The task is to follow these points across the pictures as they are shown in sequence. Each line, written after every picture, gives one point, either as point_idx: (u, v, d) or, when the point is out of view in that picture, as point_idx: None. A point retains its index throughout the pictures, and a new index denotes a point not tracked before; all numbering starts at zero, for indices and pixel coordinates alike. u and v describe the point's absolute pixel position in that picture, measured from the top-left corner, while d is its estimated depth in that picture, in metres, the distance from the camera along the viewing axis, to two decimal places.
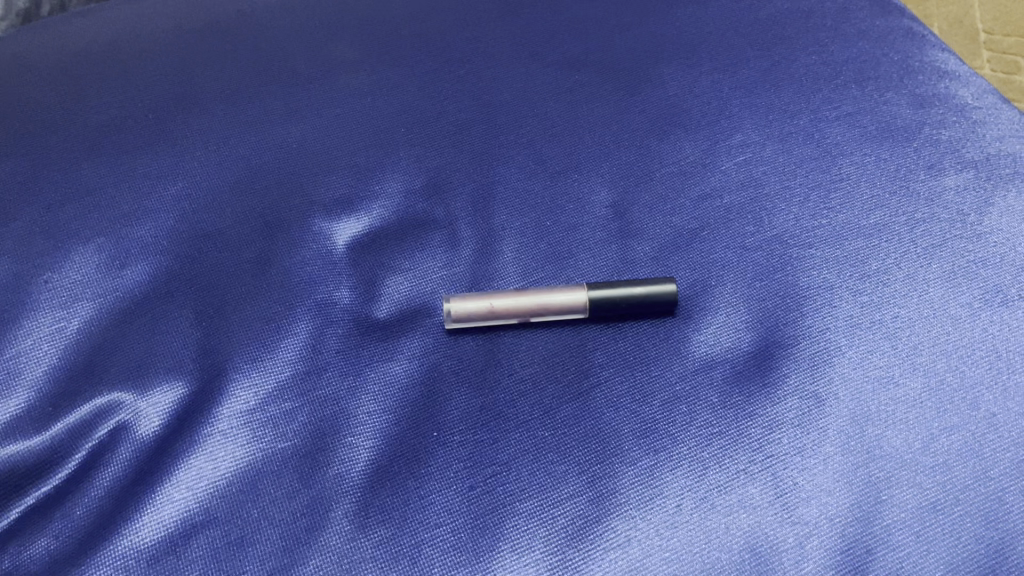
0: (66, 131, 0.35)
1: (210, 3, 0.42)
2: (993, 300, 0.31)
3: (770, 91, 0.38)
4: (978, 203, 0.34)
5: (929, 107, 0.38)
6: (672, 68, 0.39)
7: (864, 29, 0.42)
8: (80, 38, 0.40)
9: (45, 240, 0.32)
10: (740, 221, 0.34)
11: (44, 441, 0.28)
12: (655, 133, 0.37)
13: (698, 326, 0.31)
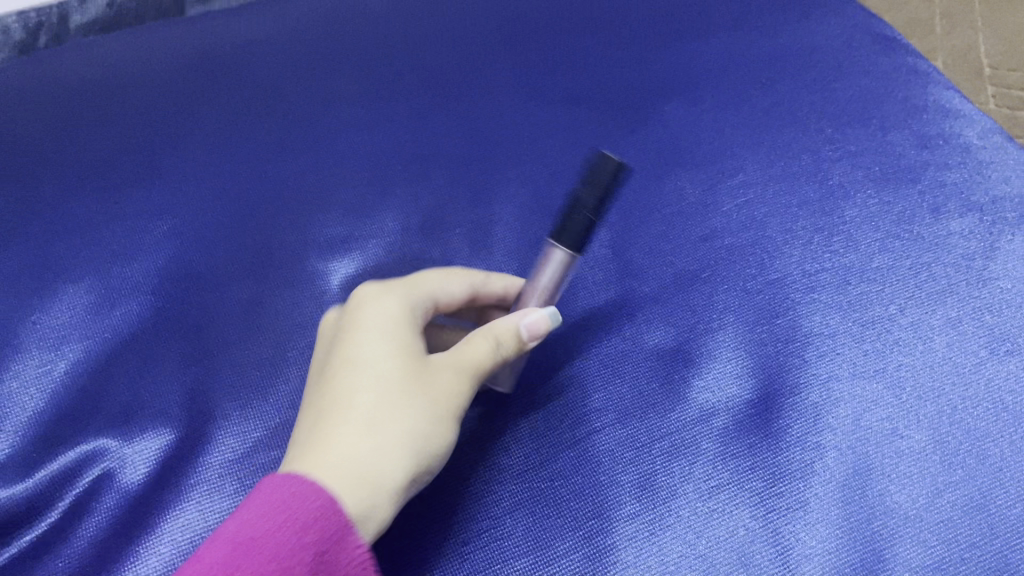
0: (57, 168, 0.35)
1: (209, 37, 0.42)
2: (1000, 348, 0.31)
3: (772, 130, 0.38)
4: (984, 247, 0.34)
5: (933, 149, 0.38)
6: (672, 107, 0.39)
7: (867, 67, 0.41)
8: (76, 71, 0.40)
9: (35, 280, 0.31)
10: (741, 264, 0.33)
11: (28, 488, 0.27)
12: (654, 173, 0.36)
13: (699, 369, 0.30)
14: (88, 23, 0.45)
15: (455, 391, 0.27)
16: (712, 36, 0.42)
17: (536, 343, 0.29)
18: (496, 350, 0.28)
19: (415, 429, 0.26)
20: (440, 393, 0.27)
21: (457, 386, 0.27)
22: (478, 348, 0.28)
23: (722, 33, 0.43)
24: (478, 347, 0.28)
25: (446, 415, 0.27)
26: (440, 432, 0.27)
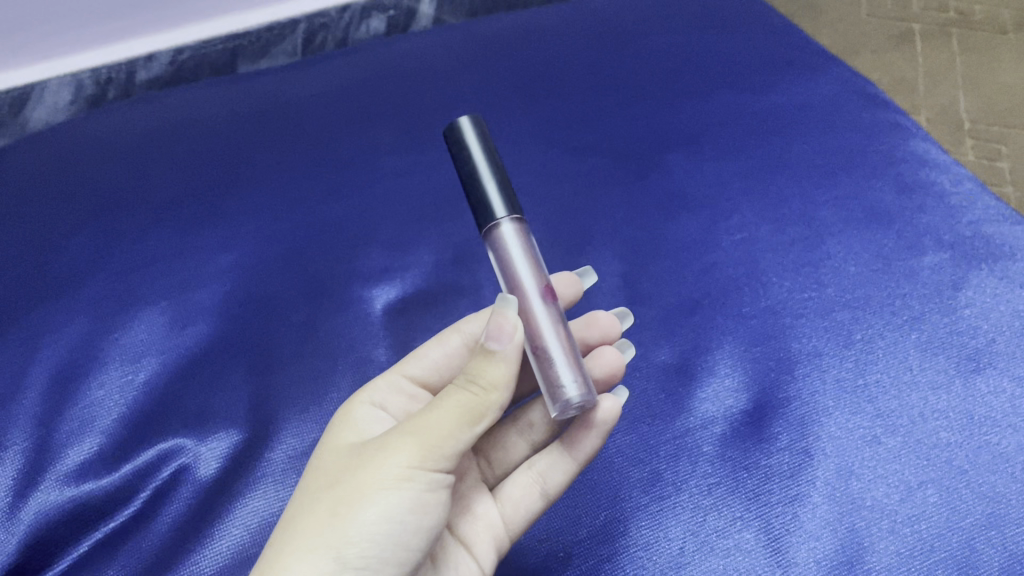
0: (132, 206, 0.40)
1: (263, 93, 0.47)
2: (967, 367, 0.35)
3: (766, 177, 0.42)
4: (954, 280, 0.38)
5: (910, 194, 0.42)
6: (676, 156, 0.43)
7: (853, 122, 0.46)
8: (145, 121, 0.45)
9: (117, 302, 0.36)
10: (738, 293, 0.37)
11: (115, 480, 0.31)
12: (661, 213, 0.41)
13: (701, 384, 0.34)
14: (153, 78, 0.52)
15: (398, 455, 0.26)
16: (712, 94, 0.47)
17: (512, 347, 0.26)
18: (470, 389, 0.26)
19: (348, 513, 0.25)
20: (423, 448, 0.25)
21: (401, 446, 0.26)
22: (452, 395, 0.26)
23: (721, 92, 0.48)
24: (453, 393, 0.26)
25: (391, 485, 0.25)
26: (384, 503, 0.25)
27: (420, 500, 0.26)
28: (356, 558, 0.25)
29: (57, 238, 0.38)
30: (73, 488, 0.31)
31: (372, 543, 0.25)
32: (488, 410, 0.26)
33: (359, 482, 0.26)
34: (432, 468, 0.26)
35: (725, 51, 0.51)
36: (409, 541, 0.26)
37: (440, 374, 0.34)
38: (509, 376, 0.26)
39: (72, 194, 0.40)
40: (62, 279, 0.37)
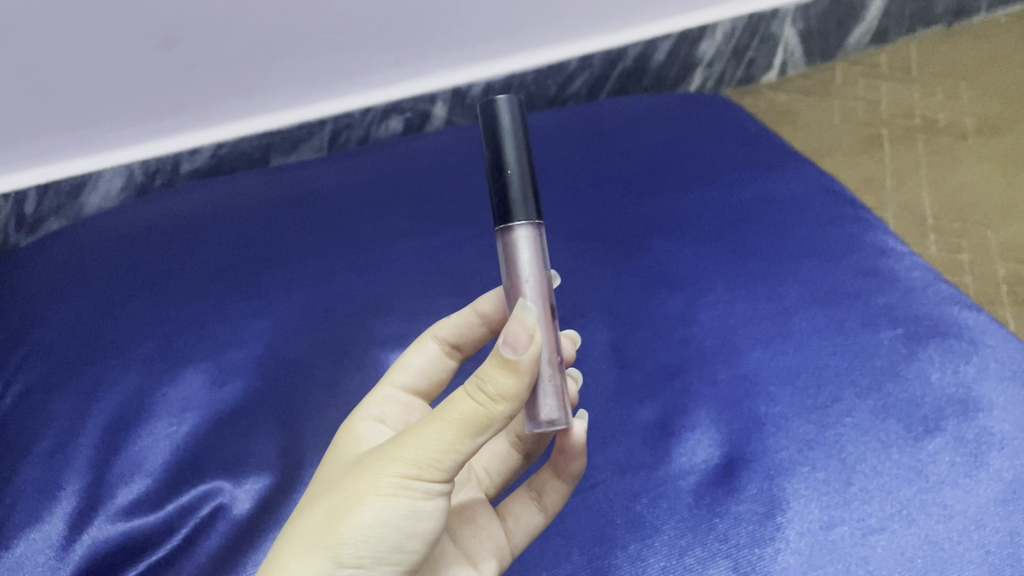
0: (178, 282, 0.46)
1: (294, 184, 0.53)
2: (917, 427, 0.39)
3: (740, 260, 0.48)
4: (908, 352, 0.42)
5: (869, 278, 0.47)
6: (661, 241, 0.49)
7: (820, 214, 0.52)
8: (190, 208, 0.51)
9: (166, 363, 0.41)
10: (714, 361, 0.42)
11: (160, 517, 0.35)
12: (646, 290, 0.46)
13: (680, 440, 0.39)
14: (195, 167, 0.60)
15: (394, 464, 0.26)
16: (693, 189, 0.53)
17: (524, 358, 0.26)
18: (475, 400, 0.26)
19: (344, 517, 0.26)
20: (422, 455, 0.26)
21: (399, 455, 0.26)
22: (458, 403, 0.26)
23: (702, 187, 0.53)
24: (455, 405, 0.26)
25: (387, 493, 0.26)
26: (375, 509, 0.26)
27: (415, 507, 0.27)
28: (350, 559, 0.26)
29: (114, 307, 0.44)
30: (123, 523, 0.35)
31: (364, 546, 0.26)
32: (493, 422, 0.26)
33: (360, 485, 0.27)
34: (427, 479, 0.26)
35: (707, 152, 0.57)
36: (405, 543, 0.28)
37: (428, 383, 0.38)
38: (518, 389, 0.26)
39: (126, 273, 0.46)
40: (118, 339, 0.42)
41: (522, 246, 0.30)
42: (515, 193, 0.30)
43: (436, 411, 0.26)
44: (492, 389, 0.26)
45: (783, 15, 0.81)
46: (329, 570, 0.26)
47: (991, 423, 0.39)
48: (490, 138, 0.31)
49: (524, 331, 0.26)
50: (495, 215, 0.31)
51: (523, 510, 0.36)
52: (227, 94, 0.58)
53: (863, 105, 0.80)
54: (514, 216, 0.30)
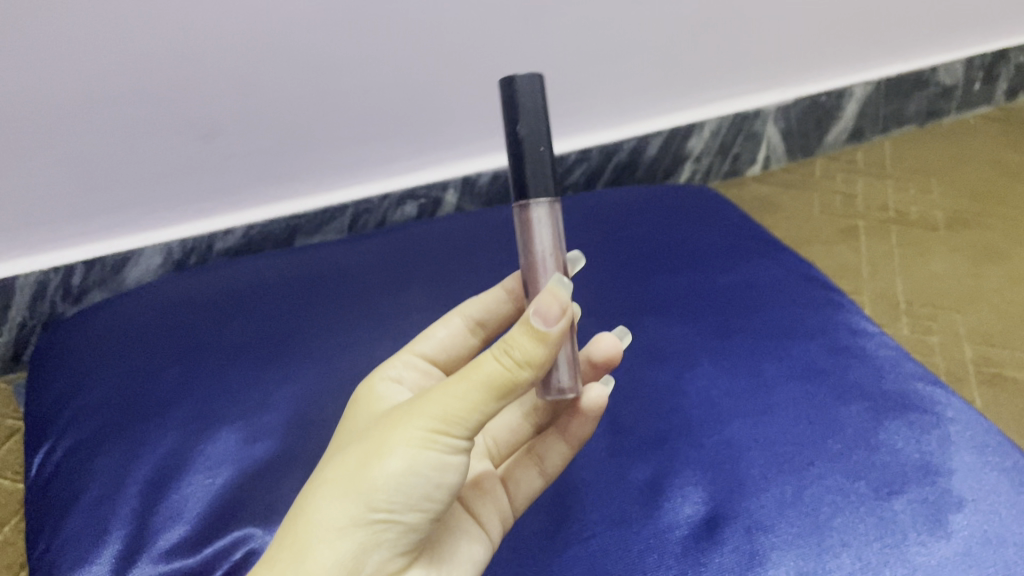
0: (213, 350, 0.50)
1: (318, 262, 0.58)
2: (883, 490, 0.43)
3: (722, 337, 0.53)
4: (875, 424, 0.47)
5: (841, 354, 0.52)
6: (650, 318, 0.54)
7: (797, 297, 0.57)
8: (223, 282, 0.56)
9: (203, 422, 0.45)
10: (698, 428, 0.46)
11: (197, 560, 0.39)
12: (637, 364, 0.51)
13: (668, 499, 0.43)
14: (228, 245, 0.66)
15: (423, 419, 0.29)
16: (680, 273, 0.59)
17: (554, 330, 0.28)
18: (503, 362, 0.28)
19: (376, 464, 0.29)
20: (450, 410, 0.28)
21: (427, 410, 0.29)
22: (486, 364, 0.28)
23: (689, 273, 0.59)
24: (481, 365, 0.28)
25: (416, 445, 0.29)
26: (404, 460, 0.29)
27: (443, 462, 0.29)
28: (381, 506, 0.29)
29: (158, 369, 0.49)
30: (164, 565, 0.39)
31: (395, 492, 0.29)
32: (517, 385, 0.28)
33: (392, 434, 0.29)
34: (454, 434, 0.29)
35: (694, 242, 0.63)
36: (434, 495, 0.30)
37: (446, 355, 0.41)
38: (544, 358, 0.28)
39: (167, 341, 0.51)
40: (165, 394, 0.47)
41: (538, 221, 0.33)
42: (530, 176, 0.33)
43: (464, 370, 0.29)
44: (517, 353, 0.28)
45: (765, 114, 0.88)
46: (361, 512, 0.29)
47: (952, 487, 0.43)
48: (513, 117, 0.34)
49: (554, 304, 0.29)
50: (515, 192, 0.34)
51: (526, 475, 0.41)
52: (266, 176, 0.65)
53: (841, 198, 0.86)
54: (531, 197, 0.33)
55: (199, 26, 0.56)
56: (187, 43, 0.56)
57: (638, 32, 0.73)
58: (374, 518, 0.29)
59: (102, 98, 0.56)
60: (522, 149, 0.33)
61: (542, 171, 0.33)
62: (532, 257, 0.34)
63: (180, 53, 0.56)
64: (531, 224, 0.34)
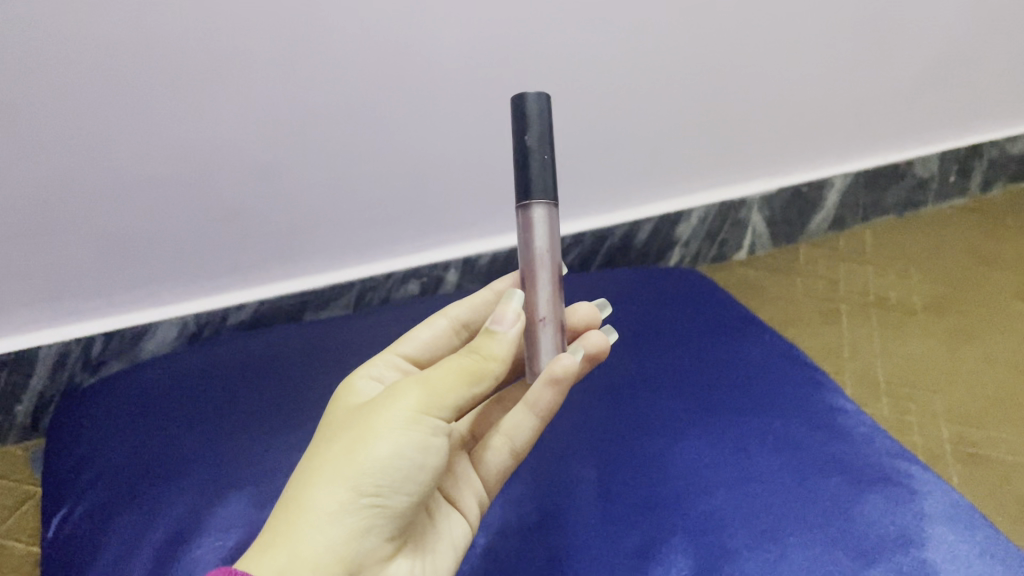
0: (226, 418, 0.53)
1: (326, 336, 0.61)
2: (861, 560, 0.45)
3: (708, 412, 0.56)
4: (853, 496, 0.49)
5: (823, 431, 0.55)
6: (637, 392, 0.58)
7: (779, 375, 0.60)
8: (236, 355, 0.59)
9: (215, 486, 0.48)
10: (685, 499, 0.49)
11: None
12: (627, 436, 0.54)
13: (656, 566, 0.45)
14: (240, 318, 0.72)
15: (403, 406, 0.35)
16: (666, 352, 0.63)
17: (512, 327, 0.37)
18: (469, 356, 0.36)
19: (363, 450, 0.34)
20: (427, 399, 0.35)
21: (407, 399, 0.35)
22: (455, 360, 0.36)
23: (676, 352, 0.63)
24: (452, 361, 0.36)
25: (398, 429, 0.35)
26: (388, 442, 0.34)
27: (423, 444, 0.35)
28: (370, 488, 0.34)
29: (160, 433, 0.52)
30: None
31: (383, 473, 0.34)
32: (483, 375, 0.36)
33: (372, 425, 0.35)
34: (432, 418, 0.35)
35: (682, 323, 0.67)
36: (415, 477, 0.35)
37: (427, 354, 0.47)
38: (506, 353, 0.36)
39: (182, 409, 0.54)
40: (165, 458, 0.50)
41: (538, 219, 0.39)
42: (533, 176, 0.39)
43: (434, 369, 0.36)
44: (484, 351, 0.36)
45: (749, 203, 0.93)
46: (352, 496, 0.34)
47: (927, 558, 0.45)
48: (523, 126, 0.40)
49: (509, 314, 0.38)
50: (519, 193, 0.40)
51: (496, 458, 0.45)
52: (278, 256, 0.70)
53: (823, 282, 0.90)
54: (534, 199, 0.39)
55: (216, 118, 0.61)
56: (208, 134, 0.61)
57: (629, 128, 0.78)
58: (363, 500, 0.34)
59: (130, 189, 0.62)
60: (529, 153, 0.39)
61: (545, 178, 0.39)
62: (532, 253, 0.40)
63: (203, 148, 0.62)
64: (531, 223, 0.40)
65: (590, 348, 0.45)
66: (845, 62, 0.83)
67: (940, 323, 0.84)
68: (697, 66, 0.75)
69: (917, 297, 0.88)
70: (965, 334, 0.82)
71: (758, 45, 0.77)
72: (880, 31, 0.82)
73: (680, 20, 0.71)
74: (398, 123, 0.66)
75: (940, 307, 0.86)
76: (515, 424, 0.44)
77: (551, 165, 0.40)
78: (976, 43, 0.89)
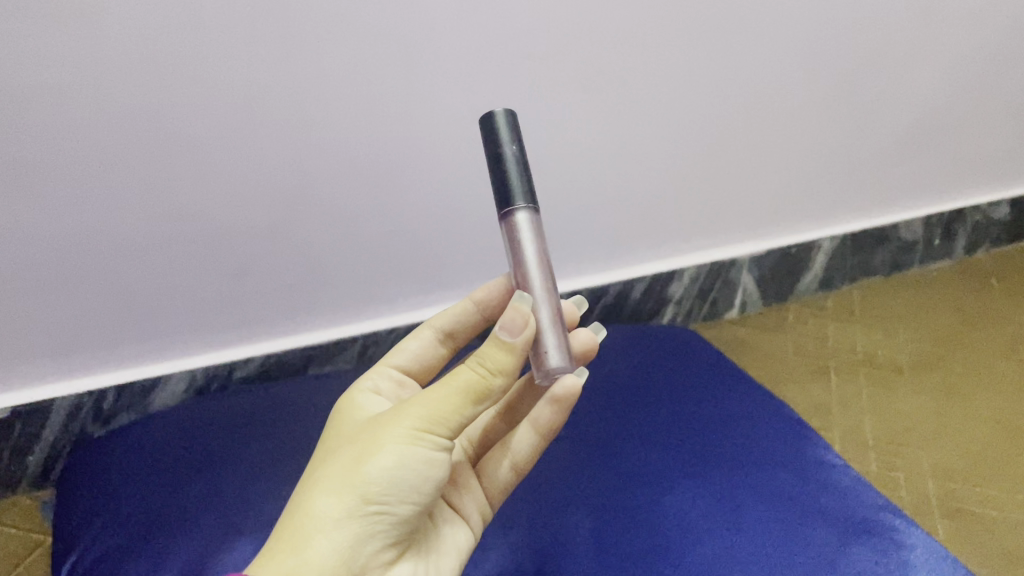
0: (233, 466, 0.55)
1: (330, 389, 0.63)
2: None
3: (699, 466, 0.58)
4: (838, 548, 0.51)
5: (810, 484, 0.56)
6: (630, 446, 0.60)
7: (768, 430, 0.62)
8: (242, 406, 0.61)
9: (222, 534, 0.50)
10: (676, 551, 0.51)
11: None
12: (620, 489, 0.56)
13: None
14: (246, 373, 0.77)
15: (409, 420, 0.36)
16: (659, 407, 0.65)
17: (519, 339, 0.36)
18: (476, 369, 0.35)
19: (368, 461, 0.36)
20: (433, 413, 0.35)
21: (413, 413, 0.36)
22: (462, 374, 0.35)
23: (668, 407, 0.65)
24: (458, 375, 0.35)
25: (403, 443, 0.36)
26: (393, 455, 0.35)
27: (428, 457, 0.36)
28: (375, 498, 0.35)
29: (159, 476, 0.55)
30: None
31: (387, 485, 0.35)
32: (488, 391, 0.36)
33: (379, 436, 0.36)
34: (437, 434, 0.36)
35: (675, 379, 0.69)
36: (420, 488, 0.36)
37: (418, 365, 0.48)
38: (513, 365, 0.36)
39: (190, 458, 0.56)
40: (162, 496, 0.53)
41: (522, 224, 0.40)
42: (511, 180, 0.40)
43: (443, 381, 0.36)
44: (491, 361, 0.35)
45: (740, 263, 0.96)
46: (358, 505, 0.35)
47: None
48: (496, 137, 0.40)
49: (519, 317, 0.36)
50: (501, 201, 0.40)
51: (499, 469, 0.47)
52: (289, 309, 0.75)
53: (813, 341, 0.93)
54: (516, 207, 0.40)
55: (230, 186, 0.64)
56: (222, 203, 0.65)
57: (621, 191, 0.81)
58: (368, 508, 0.35)
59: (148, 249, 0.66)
60: (505, 158, 0.40)
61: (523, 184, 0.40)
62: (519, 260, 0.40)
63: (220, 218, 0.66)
64: (515, 227, 0.40)
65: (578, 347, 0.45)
66: (829, 132, 0.87)
67: (926, 381, 0.86)
68: (683, 137, 0.79)
69: (904, 356, 0.90)
70: (951, 393, 0.84)
71: (745, 117, 0.80)
72: (862, 104, 0.86)
73: (671, 98, 0.75)
74: (399, 185, 0.70)
75: (926, 366, 0.89)
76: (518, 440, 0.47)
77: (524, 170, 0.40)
78: (956, 115, 0.93)
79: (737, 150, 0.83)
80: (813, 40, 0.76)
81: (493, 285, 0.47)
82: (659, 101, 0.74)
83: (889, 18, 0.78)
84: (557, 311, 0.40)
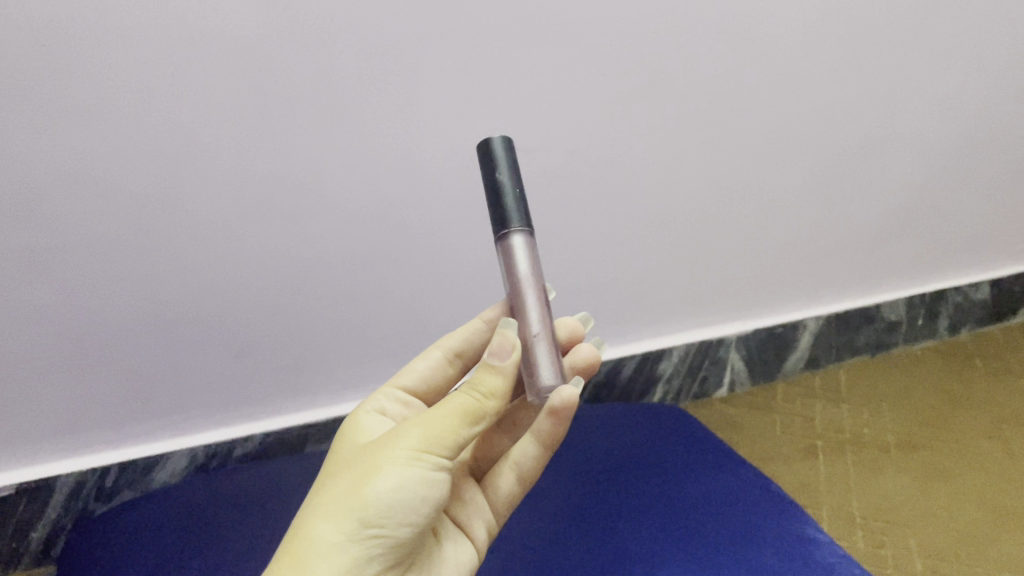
0: (236, 538, 0.57)
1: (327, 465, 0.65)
2: None
3: (686, 542, 0.59)
4: None
5: (793, 559, 0.58)
6: (619, 522, 0.62)
7: (753, 506, 0.64)
8: (243, 483, 0.63)
9: None
10: None
11: None
12: (608, 565, 0.57)
13: None
14: (245, 450, 0.80)
15: (407, 444, 0.40)
16: (647, 484, 0.67)
17: (505, 365, 0.42)
18: (468, 397, 0.42)
19: (368, 485, 0.40)
20: (429, 436, 0.40)
21: (411, 438, 0.40)
22: (454, 400, 0.41)
23: (657, 484, 0.67)
24: (453, 400, 0.41)
25: (401, 465, 0.40)
26: (392, 478, 0.40)
27: (425, 478, 0.40)
28: (373, 521, 0.39)
29: (160, 544, 0.57)
30: None
31: (386, 507, 0.39)
32: (480, 413, 0.42)
33: (378, 462, 0.40)
34: (434, 454, 0.40)
35: (663, 457, 0.71)
36: (418, 509, 0.41)
37: (425, 385, 0.57)
38: (501, 388, 0.43)
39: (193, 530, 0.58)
40: (152, 564, 0.55)
41: (518, 244, 0.46)
42: (507, 206, 0.46)
43: (437, 407, 0.41)
44: (485, 387, 0.42)
45: (727, 342, 0.99)
46: (358, 528, 0.39)
47: None
48: (495, 167, 0.47)
49: (506, 343, 0.43)
50: (498, 225, 0.47)
51: (504, 484, 0.56)
52: (291, 387, 0.79)
53: (800, 420, 0.95)
54: (511, 233, 0.46)
55: (234, 271, 0.69)
56: (229, 286, 0.70)
57: (605, 269, 0.85)
58: (367, 532, 0.39)
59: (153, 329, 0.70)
60: (501, 187, 0.46)
61: (518, 212, 0.46)
62: (515, 281, 0.46)
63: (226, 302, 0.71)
64: (511, 250, 0.46)
65: (579, 364, 0.55)
66: (809, 218, 0.91)
67: (910, 458, 0.88)
68: (667, 219, 0.83)
69: (888, 434, 0.92)
70: (934, 471, 0.86)
71: (725, 203, 0.84)
72: (839, 192, 0.90)
73: (653, 187, 0.80)
74: (395, 262, 0.74)
75: (910, 443, 0.90)
76: (521, 453, 0.55)
77: (520, 194, 0.47)
78: (929, 202, 0.97)
79: (717, 234, 0.87)
80: (790, 132, 0.81)
81: (491, 316, 0.57)
82: (639, 186, 0.79)
83: (861, 114, 0.83)
84: (547, 329, 0.47)
